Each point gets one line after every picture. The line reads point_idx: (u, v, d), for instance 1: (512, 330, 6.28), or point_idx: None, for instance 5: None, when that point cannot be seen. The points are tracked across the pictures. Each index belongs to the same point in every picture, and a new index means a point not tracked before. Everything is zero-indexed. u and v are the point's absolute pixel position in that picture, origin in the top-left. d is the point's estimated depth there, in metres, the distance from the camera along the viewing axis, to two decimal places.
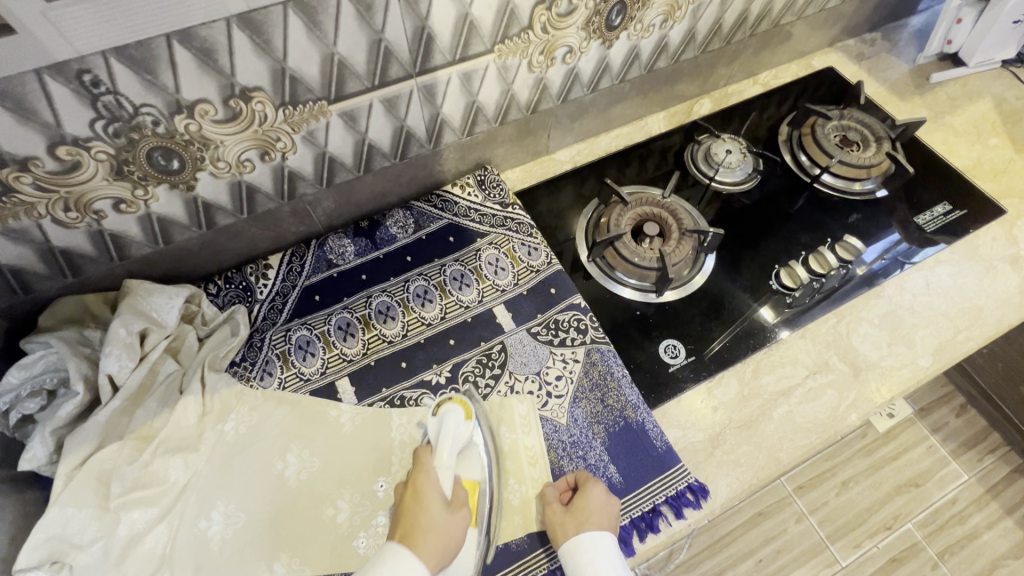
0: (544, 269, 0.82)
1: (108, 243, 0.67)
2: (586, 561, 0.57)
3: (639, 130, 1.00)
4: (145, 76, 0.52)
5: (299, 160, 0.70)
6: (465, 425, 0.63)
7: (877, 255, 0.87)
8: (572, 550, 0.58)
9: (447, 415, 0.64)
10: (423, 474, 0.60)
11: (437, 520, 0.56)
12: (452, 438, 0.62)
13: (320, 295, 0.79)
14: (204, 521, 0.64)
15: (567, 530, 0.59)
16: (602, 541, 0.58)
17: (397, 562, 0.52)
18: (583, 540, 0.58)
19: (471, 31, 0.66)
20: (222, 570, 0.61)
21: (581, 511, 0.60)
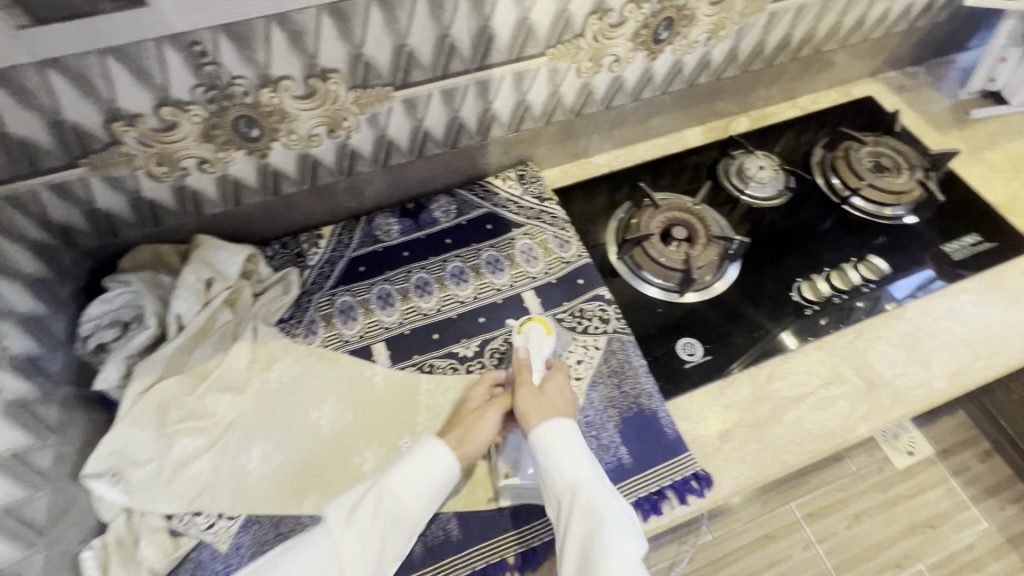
0: (574, 261, 0.86)
1: (187, 198, 0.75)
2: (561, 445, 0.63)
3: (676, 142, 1.04)
4: (243, 51, 0.60)
5: (360, 139, 0.77)
6: (547, 337, 0.74)
7: (908, 292, 0.87)
8: (544, 435, 0.64)
9: (529, 330, 0.75)
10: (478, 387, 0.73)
11: (547, 402, 0.67)
12: (541, 348, 0.73)
13: (364, 267, 0.86)
14: (245, 457, 0.70)
15: (540, 419, 0.65)
16: (569, 427, 0.65)
17: (573, 432, 0.64)
18: (553, 427, 0.64)
19: (527, 34, 0.73)
20: (256, 501, 0.67)
21: (556, 407, 0.67)
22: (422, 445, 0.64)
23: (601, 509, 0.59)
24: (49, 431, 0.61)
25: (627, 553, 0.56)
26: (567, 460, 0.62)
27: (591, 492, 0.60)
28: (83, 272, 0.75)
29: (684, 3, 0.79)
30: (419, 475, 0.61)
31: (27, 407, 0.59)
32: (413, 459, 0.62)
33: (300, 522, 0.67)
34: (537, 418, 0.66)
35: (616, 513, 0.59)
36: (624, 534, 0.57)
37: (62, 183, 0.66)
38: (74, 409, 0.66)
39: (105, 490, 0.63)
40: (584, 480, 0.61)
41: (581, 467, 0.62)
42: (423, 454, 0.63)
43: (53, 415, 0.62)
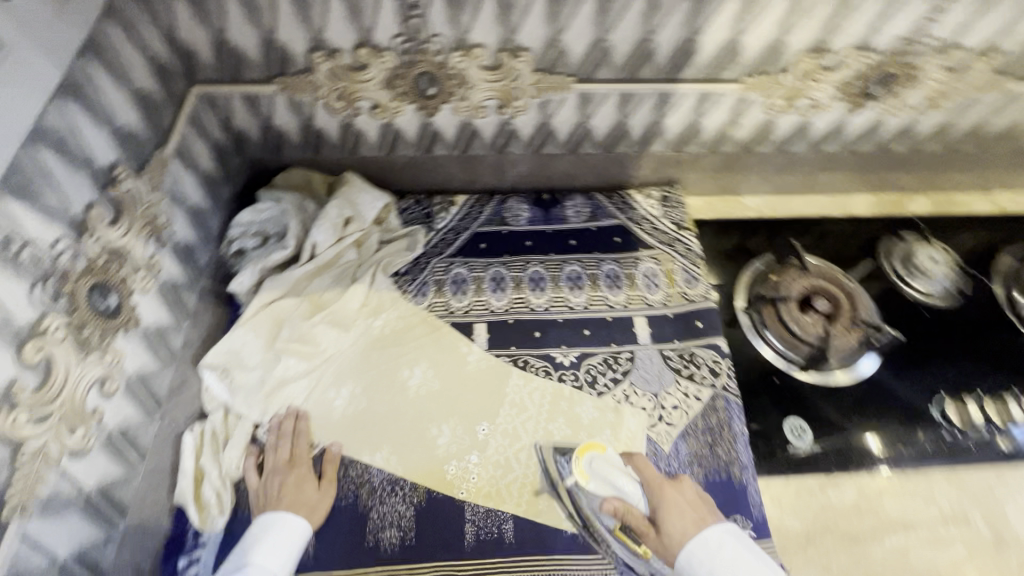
0: (697, 301, 0.81)
1: (350, 136, 0.77)
2: (723, 556, 0.55)
3: (839, 205, 0.95)
4: (452, 12, 0.60)
5: (524, 121, 0.76)
6: (609, 458, 0.65)
7: None
8: (705, 547, 0.56)
9: (593, 465, 0.65)
10: (282, 441, 0.67)
11: (670, 528, 0.59)
12: (612, 480, 0.63)
13: (485, 245, 0.86)
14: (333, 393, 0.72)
15: (691, 534, 0.57)
16: (715, 534, 0.56)
17: (716, 543, 0.56)
18: (718, 535, 0.56)
19: (731, 57, 0.67)
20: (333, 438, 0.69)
21: (695, 507, 0.61)
22: (268, 521, 0.60)
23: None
24: (183, 317, 0.66)
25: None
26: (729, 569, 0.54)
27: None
28: (242, 178, 0.80)
29: (914, 62, 0.69)
30: (275, 549, 0.58)
31: (176, 290, 0.64)
32: (268, 539, 0.59)
33: (367, 474, 0.67)
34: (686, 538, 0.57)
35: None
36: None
37: (253, 96, 0.70)
38: (207, 301, 0.71)
39: (213, 382, 0.68)
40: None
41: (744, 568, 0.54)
42: (281, 529, 0.60)
43: (191, 302, 0.67)
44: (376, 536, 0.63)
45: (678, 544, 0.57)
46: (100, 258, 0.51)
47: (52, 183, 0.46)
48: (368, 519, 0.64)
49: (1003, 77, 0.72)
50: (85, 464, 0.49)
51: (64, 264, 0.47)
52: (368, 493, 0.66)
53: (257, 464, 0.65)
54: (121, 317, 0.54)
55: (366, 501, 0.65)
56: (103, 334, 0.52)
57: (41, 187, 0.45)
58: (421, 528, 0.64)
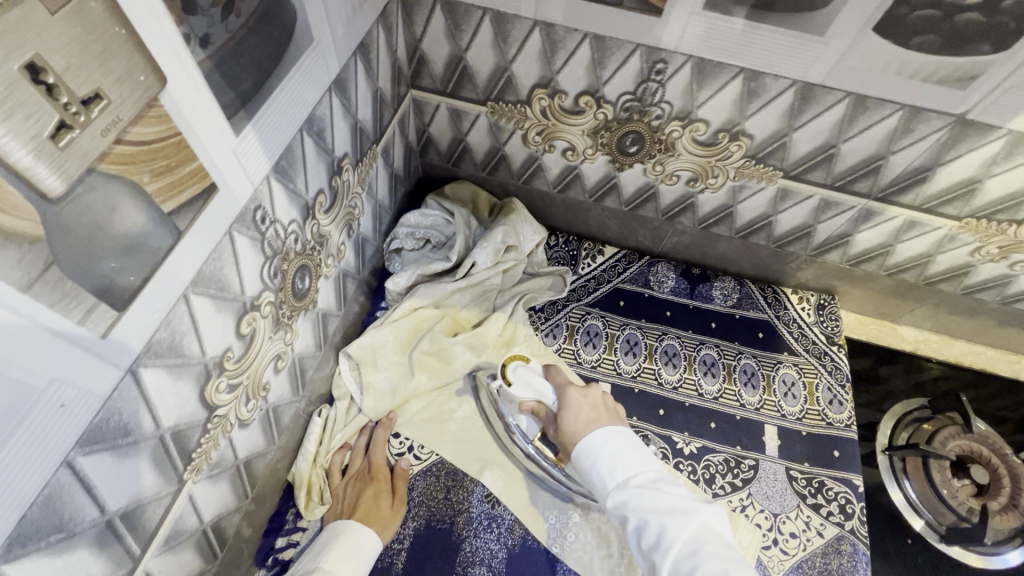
0: (836, 427, 0.75)
1: (530, 169, 0.77)
2: (613, 458, 0.50)
3: (1006, 364, 0.87)
4: (692, 86, 0.59)
5: (708, 198, 0.74)
6: (532, 367, 0.65)
7: None
8: (594, 444, 0.51)
9: (517, 372, 0.65)
10: (372, 446, 0.66)
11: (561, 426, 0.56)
12: (533, 391, 0.63)
13: (624, 303, 0.84)
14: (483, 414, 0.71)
15: (586, 428, 0.53)
16: (610, 437, 0.51)
17: (594, 443, 0.51)
18: (599, 432, 0.52)
19: (964, 194, 0.63)
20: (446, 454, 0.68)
21: (596, 408, 0.56)
22: (338, 532, 0.58)
23: (644, 516, 0.45)
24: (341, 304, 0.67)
25: (684, 532, 0.43)
26: (613, 463, 0.49)
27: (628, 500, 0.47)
28: (414, 180, 0.82)
29: None
30: (343, 555, 0.55)
31: (345, 278, 0.66)
32: (335, 545, 0.56)
33: (468, 501, 0.66)
34: (579, 433, 0.53)
35: (664, 502, 0.45)
36: (666, 521, 0.44)
37: (460, 110, 0.71)
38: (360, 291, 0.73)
39: (345, 371, 0.70)
40: (635, 477, 0.48)
41: (626, 465, 0.49)
42: (348, 540, 0.57)
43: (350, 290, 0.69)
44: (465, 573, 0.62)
45: (574, 437, 0.54)
46: (312, 242, 0.53)
47: (304, 169, 0.48)
48: (459, 550, 0.63)
49: None
50: (246, 434, 0.51)
51: (289, 244, 0.49)
52: (464, 524, 0.64)
53: (342, 464, 0.66)
54: (307, 298, 0.56)
55: (461, 532, 0.64)
56: (292, 313, 0.53)
57: (296, 172, 0.47)
58: None
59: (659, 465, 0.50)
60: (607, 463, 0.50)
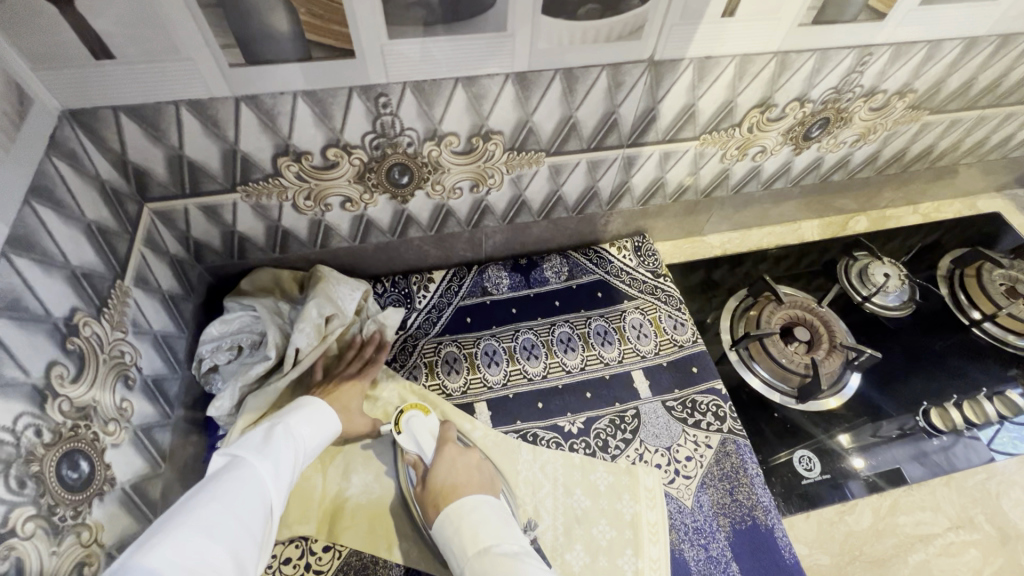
0: (687, 346, 0.83)
1: (320, 232, 0.74)
2: (472, 518, 0.57)
3: (792, 233, 1.01)
4: (423, 107, 0.60)
5: (497, 197, 0.76)
6: (428, 420, 0.69)
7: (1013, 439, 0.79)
8: (455, 513, 0.58)
9: (410, 422, 0.69)
10: (355, 354, 0.75)
11: (438, 479, 0.62)
12: (419, 442, 0.67)
13: (471, 318, 0.84)
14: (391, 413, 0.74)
15: (453, 492, 0.60)
16: (479, 503, 0.59)
17: (464, 508, 0.58)
18: (468, 503, 0.58)
19: (689, 119, 0.71)
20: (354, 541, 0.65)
21: (468, 468, 0.63)
22: (310, 401, 0.64)
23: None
24: (161, 459, 0.59)
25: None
26: (476, 531, 0.56)
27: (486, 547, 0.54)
28: (204, 289, 0.75)
29: (846, 107, 0.76)
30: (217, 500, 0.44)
31: (150, 432, 0.57)
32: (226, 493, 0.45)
33: None
34: (448, 494, 0.60)
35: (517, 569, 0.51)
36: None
37: (212, 205, 0.65)
38: (182, 433, 0.64)
39: None
40: (490, 547, 0.55)
41: (483, 532, 0.56)
42: (240, 485, 0.47)
43: (166, 440, 0.61)
44: None
45: (445, 494, 0.60)
46: (67, 423, 0.45)
47: (9, 354, 0.40)
48: None
49: (918, 110, 0.81)
50: None
51: (27, 442, 0.41)
52: None
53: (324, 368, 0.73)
54: (94, 484, 0.47)
55: None
56: (76, 510, 0.45)
57: None
58: None
59: (518, 536, 0.57)
60: (466, 534, 0.56)
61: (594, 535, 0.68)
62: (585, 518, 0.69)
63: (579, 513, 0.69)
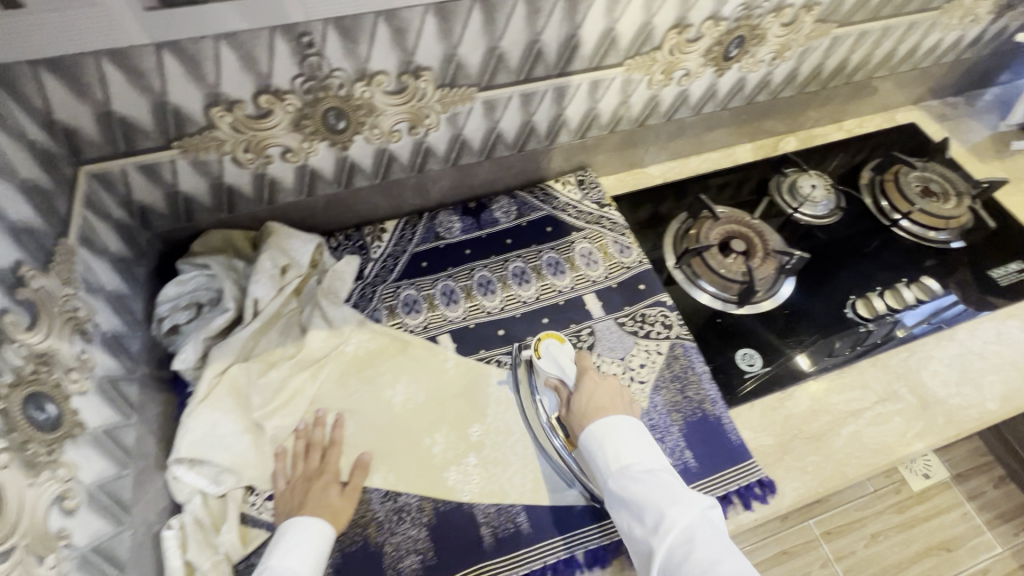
0: (634, 266, 0.87)
1: (265, 187, 0.75)
2: (613, 438, 0.64)
3: (728, 157, 1.06)
4: (348, 45, 0.61)
5: (437, 138, 0.78)
6: (565, 347, 0.73)
7: (921, 319, 0.88)
8: (602, 430, 0.64)
9: (548, 348, 0.73)
10: (310, 452, 0.68)
11: (581, 402, 0.68)
12: (559, 365, 0.72)
13: (427, 262, 0.87)
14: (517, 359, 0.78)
15: (597, 416, 0.66)
16: (623, 425, 0.64)
17: (605, 431, 0.64)
18: (610, 422, 0.64)
19: (611, 44, 0.74)
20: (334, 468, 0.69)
21: (613, 395, 0.68)
22: (294, 524, 0.61)
23: (633, 503, 0.59)
24: (131, 410, 0.61)
25: (681, 520, 0.56)
26: (617, 452, 0.63)
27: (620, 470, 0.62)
28: (155, 254, 0.75)
29: (758, 23, 0.81)
30: None
31: (116, 384, 0.59)
32: None
33: (369, 507, 0.67)
34: (591, 417, 0.66)
35: (664, 489, 0.59)
36: (660, 507, 0.57)
37: (151, 164, 0.66)
38: (150, 389, 0.66)
39: (184, 472, 0.64)
40: (631, 466, 0.62)
41: (625, 455, 0.62)
42: None
43: (133, 393, 0.62)
44: (396, 569, 0.63)
45: (600, 412, 0.66)
46: (27, 365, 0.47)
47: None
48: (383, 555, 0.64)
49: (826, 24, 0.86)
50: None
51: None
52: (377, 529, 0.65)
53: (283, 473, 0.67)
54: (64, 425, 0.49)
55: (377, 539, 0.65)
56: (50, 447, 0.47)
57: None
58: (439, 545, 0.65)
59: (661, 457, 0.63)
60: (610, 449, 0.63)
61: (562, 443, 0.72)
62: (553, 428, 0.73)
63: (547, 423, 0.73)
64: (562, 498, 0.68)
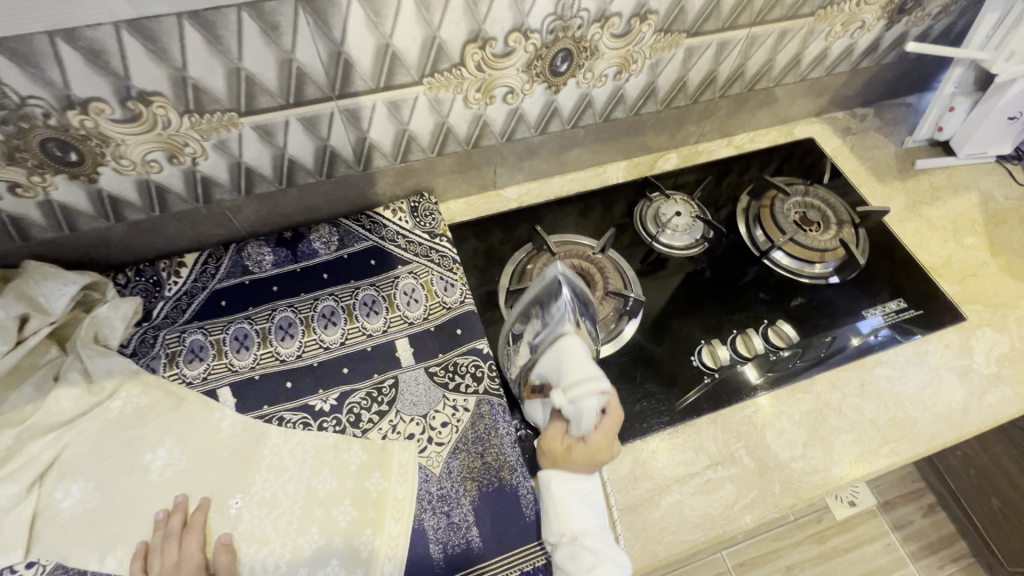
0: (456, 307, 0.78)
1: (7, 224, 0.67)
2: (561, 495, 0.62)
3: (595, 177, 0.97)
4: (30, 70, 0.52)
5: (211, 166, 0.69)
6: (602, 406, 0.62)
7: (873, 329, 0.83)
8: (560, 483, 0.63)
9: (585, 404, 0.61)
10: (167, 542, 0.61)
11: (559, 449, 0.65)
12: (577, 419, 0.62)
13: (226, 301, 0.78)
14: (575, 355, 0.64)
15: (567, 464, 0.64)
16: (581, 483, 0.64)
17: (564, 488, 0.63)
18: (578, 480, 0.64)
19: (394, 62, 0.64)
20: (59, 547, 0.61)
21: (593, 453, 0.64)
22: None
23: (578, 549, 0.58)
24: None
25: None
26: (567, 505, 0.62)
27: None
28: None
29: (582, 35, 0.70)
30: None
31: None
32: None
33: None
34: (562, 465, 0.64)
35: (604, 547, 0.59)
36: (596, 564, 0.57)
37: None
38: None
39: None
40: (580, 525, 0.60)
41: (573, 519, 0.61)
42: None
43: None
44: None
45: (561, 463, 0.64)
46: None
47: None
48: None
49: (672, 34, 0.75)
50: None
51: None
52: None
53: (144, 569, 0.60)
54: None
55: None
56: None
57: None
58: None
59: (604, 522, 0.63)
60: (563, 503, 0.62)
61: (333, 517, 0.64)
62: (327, 499, 0.65)
63: (319, 495, 0.65)
64: None
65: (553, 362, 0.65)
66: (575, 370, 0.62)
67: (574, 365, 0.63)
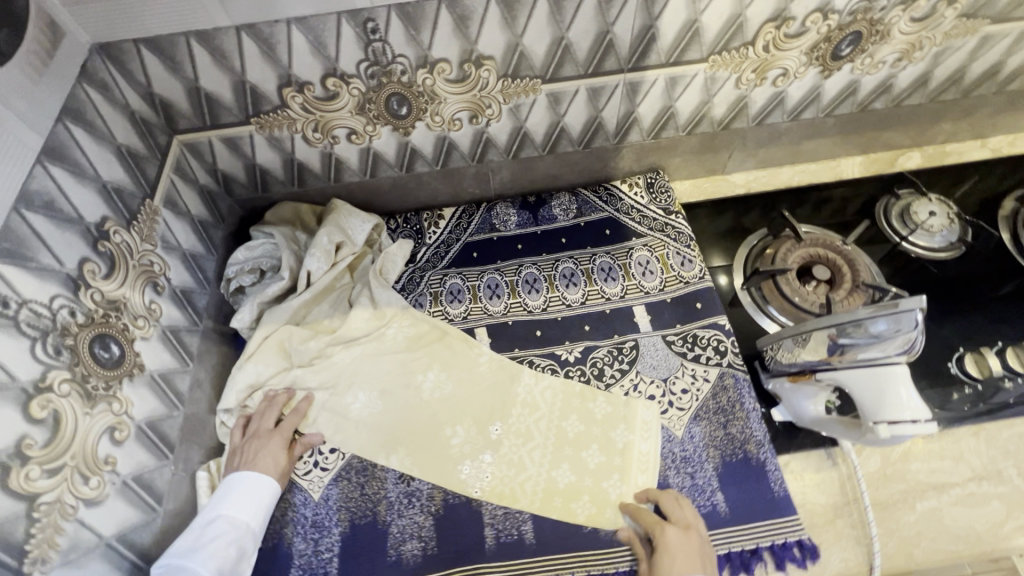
0: (693, 282, 0.80)
1: (332, 166, 0.79)
2: None
3: (828, 170, 0.94)
4: (410, 31, 0.61)
5: (498, 128, 0.77)
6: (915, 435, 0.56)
7: None
8: None
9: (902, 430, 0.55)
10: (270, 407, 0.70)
11: None
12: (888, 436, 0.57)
13: (477, 253, 0.86)
14: (902, 386, 0.56)
15: None
16: None
17: None
18: None
19: (693, 38, 0.67)
20: (356, 441, 0.71)
21: None
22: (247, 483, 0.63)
23: None
24: (189, 358, 0.67)
25: None
26: None
27: (245, 534, 0.60)
28: (234, 220, 0.83)
29: (880, 17, 0.69)
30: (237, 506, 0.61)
31: (177, 334, 0.66)
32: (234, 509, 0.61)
33: (383, 487, 0.68)
34: None
35: None
36: None
37: (233, 137, 0.71)
38: (211, 342, 0.73)
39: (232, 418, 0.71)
40: None
41: None
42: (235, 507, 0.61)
43: (194, 343, 0.69)
44: (398, 550, 0.64)
45: None
46: (99, 310, 0.54)
47: (44, 245, 0.48)
48: (388, 535, 0.65)
49: (974, 20, 0.71)
50: (99, 513, 0.51)
51: (62, 319, 0.49)
52: (386, 509, 0.67)
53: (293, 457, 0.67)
54: (124, 365, 0.56)
55: (385, 517, 0.66)
56: (108, 384, 0.53)
57: (33, 249, 0.47)
58: (441, 536, 0.65)
59: None
60: None
61: (584, 460, 0.69)
62: (577, 441, 0.70)
63: (569, 436, 0.71)
64: (571, 515, 0.66)
65: (865, 385, 0.58)
66: (895, 403, 0.56)
67: (893, 398, 0.56)
